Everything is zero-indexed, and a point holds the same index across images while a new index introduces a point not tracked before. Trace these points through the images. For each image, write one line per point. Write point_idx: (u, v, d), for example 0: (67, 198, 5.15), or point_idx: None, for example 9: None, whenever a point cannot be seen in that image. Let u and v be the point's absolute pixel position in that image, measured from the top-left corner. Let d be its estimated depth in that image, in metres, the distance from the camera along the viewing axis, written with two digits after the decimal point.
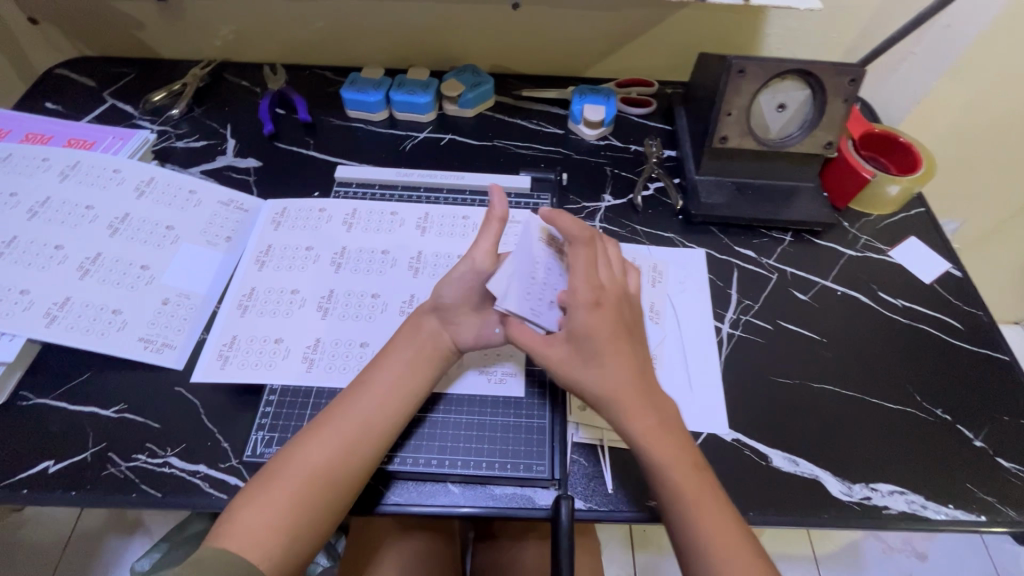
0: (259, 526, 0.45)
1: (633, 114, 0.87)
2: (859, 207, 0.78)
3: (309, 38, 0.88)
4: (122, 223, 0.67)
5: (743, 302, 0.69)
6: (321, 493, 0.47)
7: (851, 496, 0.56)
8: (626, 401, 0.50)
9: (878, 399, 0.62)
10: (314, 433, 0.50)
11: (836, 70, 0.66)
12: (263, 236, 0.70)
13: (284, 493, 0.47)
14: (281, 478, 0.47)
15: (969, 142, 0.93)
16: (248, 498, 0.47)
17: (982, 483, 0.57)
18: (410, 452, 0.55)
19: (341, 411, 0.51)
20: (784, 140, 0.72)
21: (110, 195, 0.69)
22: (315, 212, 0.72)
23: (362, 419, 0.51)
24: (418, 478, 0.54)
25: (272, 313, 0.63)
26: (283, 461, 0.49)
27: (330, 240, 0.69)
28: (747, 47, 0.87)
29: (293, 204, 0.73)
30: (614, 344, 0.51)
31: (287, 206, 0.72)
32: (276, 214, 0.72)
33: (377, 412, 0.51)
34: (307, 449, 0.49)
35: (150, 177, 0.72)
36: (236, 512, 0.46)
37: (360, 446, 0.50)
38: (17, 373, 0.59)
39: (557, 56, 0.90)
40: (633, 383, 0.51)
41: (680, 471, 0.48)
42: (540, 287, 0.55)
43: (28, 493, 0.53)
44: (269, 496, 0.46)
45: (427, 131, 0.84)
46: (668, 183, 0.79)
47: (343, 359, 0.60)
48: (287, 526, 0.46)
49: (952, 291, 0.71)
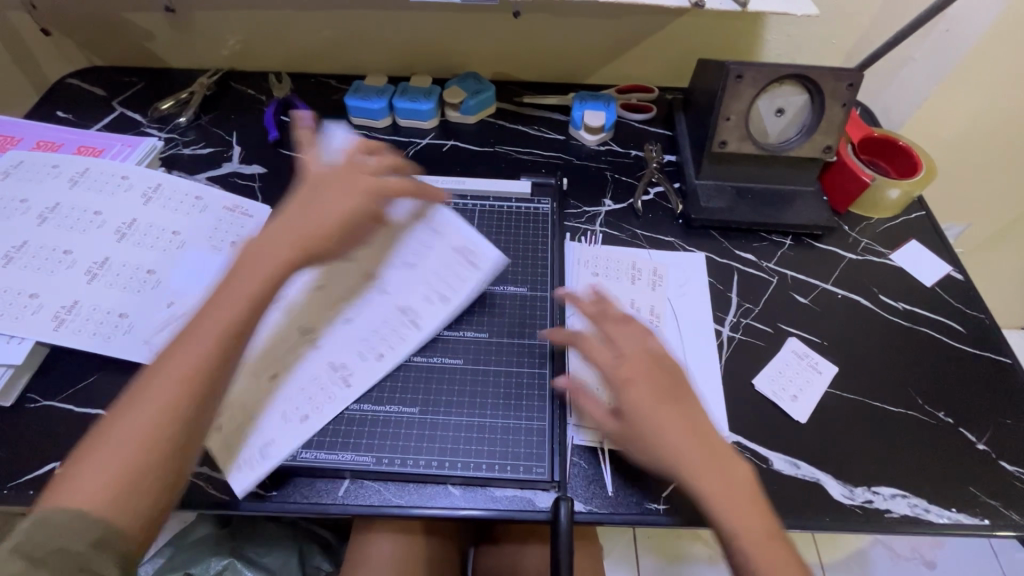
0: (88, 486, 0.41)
1: (633, 119, 0.88)
2: (860, 211, 0.78)
3: (314, 47, 0.90)
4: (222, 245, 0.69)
5: (743, 305, 0.69)
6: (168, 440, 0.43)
7: (852, 499, 0.55)
8: (688, 457, 0.48)
9: (880, 403, 0.62)
10: (161, 366, 0.46)
11: (834, 74, 0.66)
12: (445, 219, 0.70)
13: (126, 449, 0.42)
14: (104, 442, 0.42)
15: (971, 147, 0.94)
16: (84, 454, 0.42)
17: (985, 487, 0.56)
18: (343, 451, 0.55)
19: (177, 349, 0.46)
20: (783, 145, 0.72)
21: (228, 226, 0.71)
22: (449, 286, 0.65)
23: (198, 360, 0.46)
24: (360, 477, 0.55)
25: (343, 329, 0.61)
26: (121, 412, 0.44)
27: (407, 305, 0.63)
28: (747, 53, 0.88)
29: (478, 242, 0.68)
30: (655, 408, 0.50)
31: (471, 242, 0.68)
32: (463, 253, 0.67)
33: (224, 348, 0.47)
34: (133, 403, 0.44)
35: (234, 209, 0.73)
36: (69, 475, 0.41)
37: (185, 404, 0.44)
38: (24, 376, 0.60)
39: (559, 62, 0.90)
40: (691, 442, 0.49)
41: (752, 532, 0.45)
42: (786, 377, 0.63)
43: (34, 494, 0.53)
44: (102, 452, 0.42)
45: (429, 137, 0.85)
46: (668, 188, 0.79)
47: (255, 394, 0.56)
48: (129, 481, 0.41)
49: (953, 294, 0.71)
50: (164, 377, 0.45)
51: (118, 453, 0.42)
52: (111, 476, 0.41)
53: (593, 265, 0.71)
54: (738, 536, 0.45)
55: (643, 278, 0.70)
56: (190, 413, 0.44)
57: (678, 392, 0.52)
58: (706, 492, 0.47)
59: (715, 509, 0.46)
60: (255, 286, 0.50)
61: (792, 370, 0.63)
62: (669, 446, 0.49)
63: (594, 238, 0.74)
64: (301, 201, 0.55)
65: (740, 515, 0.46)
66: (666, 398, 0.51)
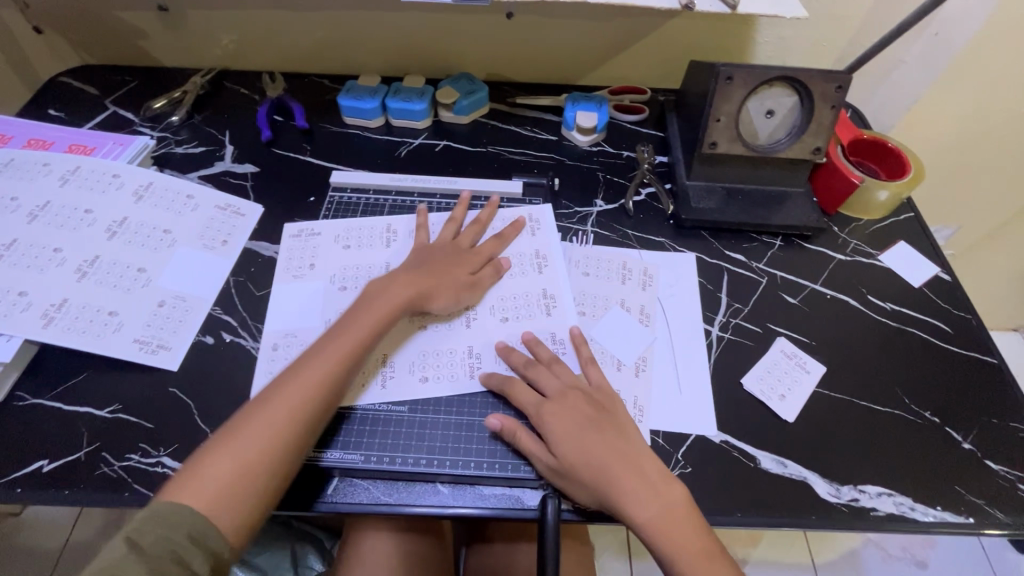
0: (211, 485, 0.47)
1: (626, 120, 0.89)
2: (849, 212, 0.79)
3: (307, 47, 0.90)
4: (307, 275, 0.68)
5: (732, 305, 0.69)
6: (284, 451, 0.49)
7: (839, 498, 0.56)
8: (619, 488, 0.51)
9: (868, 402, 0.62)
10: (285, 382, 0.52)
11: (823, 76, 0.67)
12: (541, 244, 0.71)
13: (245, 455, 0.48)
14: (225, 448, 0.48)
15: (960, 149, 0.94)
16: (203, 458, 0.48)
17: (970, 485, 0.57)
18: (332, 449, 0.55)
19: (301, 369, 0.53)
20: (773, 146, 0.73)
21: (319, 253, 0.70)
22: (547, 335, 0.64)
23: (315, 382, 0.52)
24: (348, 476, 0.55)
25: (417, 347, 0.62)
26: (242, 420, 0.50)
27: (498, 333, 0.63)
28: (739, 55, 0.88)
29: (557, 263, 0.70)
30: (587, 445, 0.53)
31: (556, 290, 0.67)
32: (546, 299, 0.66)
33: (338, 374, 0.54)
34: (262, 411, 0.50)
35: (350, 227, 0.73)
36: (191, 476, 0.47)
37: (305, 423, 0.51)
38: (13, 374, 0.60)
39: (551, 63, 0.91)
40: (622, 474, 0.52)
41: (686, 548, 0.50)
42: (774, 377, 0.63)
43: (21, 491, 0.53)
44: (224, 455, 0.48)
45: (422, 137, 0.85)
46: (660, 188, 0.79)
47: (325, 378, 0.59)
48: (248, 485, 0.47)
49: (941, 295, 0.72)
50: (287, 394, 0.51)
51: (239, 458, 0.48)
52: (231, 477, 0.47)
53: (584, 265, 0.71)
54: (674, 552, 0.50)
55: (633, 278, 0.70)
56: (308, 432, 0.51)
57: (606, 424, 0.55)
58: (642, 519, 0.50)
59: (651, 534, 0.50)
60: (374, 324, 0.57)
61: (780, 369, 0.64)
62: (604, 479, 0.52)
63: (586, 238, 0.74)
64: (419, 258, 0.65)
65: (674, 537, 0.50)
66: (595, 434, 0.54)
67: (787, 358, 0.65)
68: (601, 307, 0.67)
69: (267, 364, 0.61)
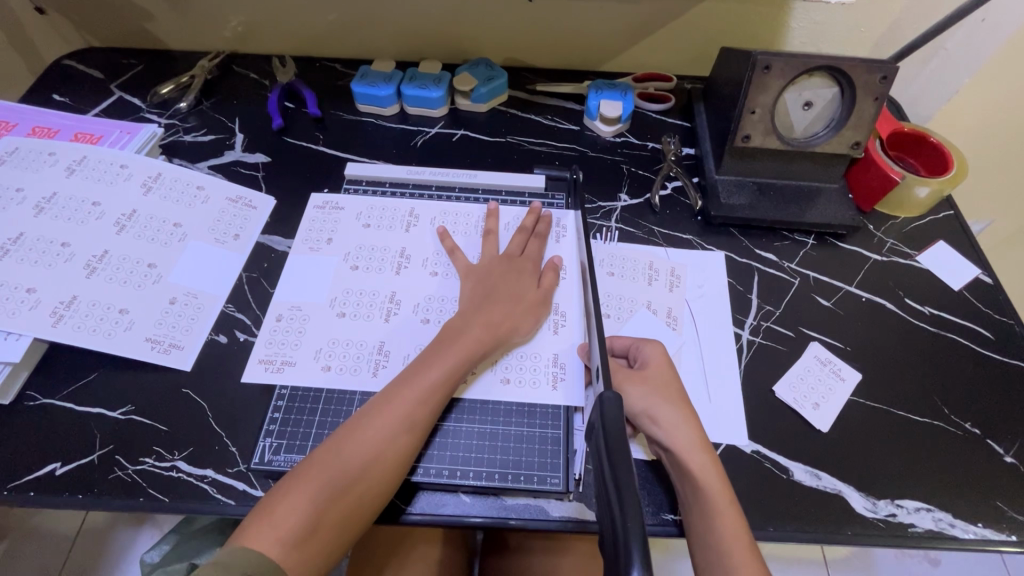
0: (277, 539, 0.44)
1: (651, 110, 0.85)
2: (885, 209, 0.75)
3: (318, 30, 0.86)
4: (324, 250, 0.68)
5: (764, 307, 0.67)
6: (355, 504, 0.47)
7: (876, 513, 0.54)
8: (663, 390, 0.54)
9: (905, 412, 0.60)
10: (357, 428, 0.50)
11: (867, 67, 0.63)
12: (564, 253, 0.68)
13: (313, 504, 0.46)
14: (296, 493, 0.46)
15: (1001, 141, 0.90)
16: (273, 498, 0.46)
17: (1012, 501, 0.55)
18: None
19: (374, 415, 0.51)
20: (809, 140, 0.69)
21: (338, 229, 0.70)
22: (544, 363, 0.59)
23: (387, 433, 0.50)
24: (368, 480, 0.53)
25: (492, 372, 0.59)
26: (314, 462, 0.48)
27: (538, 347, 0.60)
28: (771, 41, 0.84)
29: (573, 278, 0.66)
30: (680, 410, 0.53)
31: (568, 307, 0.63)
32: (555, 316, 0.63)
33: (412, 425, 0.51)
34: (330, 456, 0.48)
35: (373, 205, 0.72)
36: (261, 518, 0.45)
37: (372, 478, 0.48)
38: (23, 373, 0.58)
39: (573, 49, 0.87)
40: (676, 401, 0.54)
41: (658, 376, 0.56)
42: (806, 384, 0.61)
43: (34, 495, 0.52)
44: (294, 504, 0.46)
45: (439, 126, 0.82)
46: (687, 182, 0.76)
47: (328, 352, 0.60)
48: (312, 539, 0.45)
49: (982, 298, 0.69)
50: (357, 439, 0.49)
51: (305, 509, 0.46)
52: (295, 531, 0.45)
53: (609, 264, 0.68)
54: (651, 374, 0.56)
55: (660, 279, 0.68)
56: (373, 488, 0.48)
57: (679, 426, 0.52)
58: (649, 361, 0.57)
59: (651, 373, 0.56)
60: (453, 369, 0.54)
61: (813, 377, 0.61)
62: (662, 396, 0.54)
63: (610, 234, 0.71)
64: (485, 279, 0.62)
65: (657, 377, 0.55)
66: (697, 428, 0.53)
67: (814, 357, 0.63)
68: (627, 310, 0.65)
69: (270, 334, 0.61)
